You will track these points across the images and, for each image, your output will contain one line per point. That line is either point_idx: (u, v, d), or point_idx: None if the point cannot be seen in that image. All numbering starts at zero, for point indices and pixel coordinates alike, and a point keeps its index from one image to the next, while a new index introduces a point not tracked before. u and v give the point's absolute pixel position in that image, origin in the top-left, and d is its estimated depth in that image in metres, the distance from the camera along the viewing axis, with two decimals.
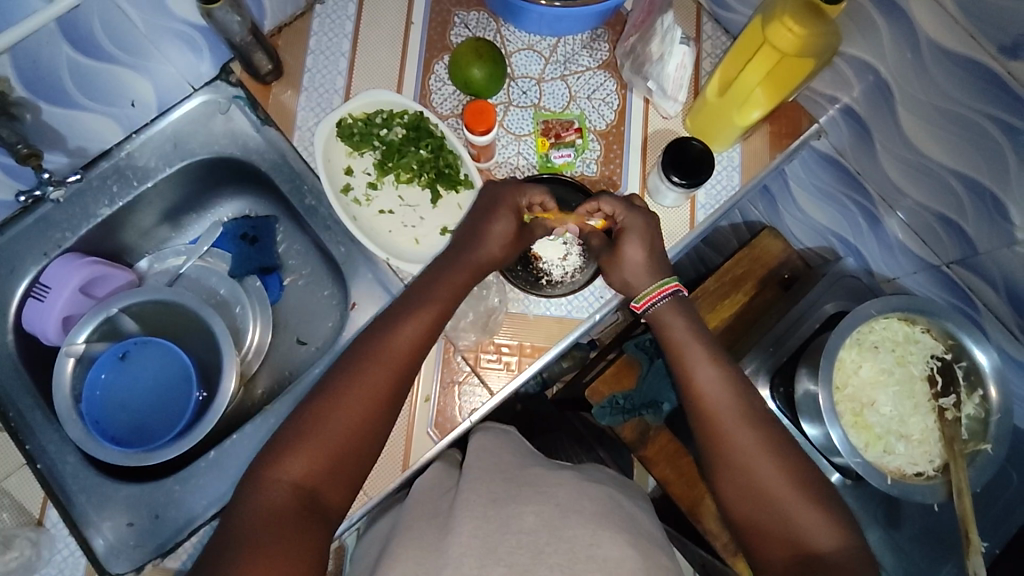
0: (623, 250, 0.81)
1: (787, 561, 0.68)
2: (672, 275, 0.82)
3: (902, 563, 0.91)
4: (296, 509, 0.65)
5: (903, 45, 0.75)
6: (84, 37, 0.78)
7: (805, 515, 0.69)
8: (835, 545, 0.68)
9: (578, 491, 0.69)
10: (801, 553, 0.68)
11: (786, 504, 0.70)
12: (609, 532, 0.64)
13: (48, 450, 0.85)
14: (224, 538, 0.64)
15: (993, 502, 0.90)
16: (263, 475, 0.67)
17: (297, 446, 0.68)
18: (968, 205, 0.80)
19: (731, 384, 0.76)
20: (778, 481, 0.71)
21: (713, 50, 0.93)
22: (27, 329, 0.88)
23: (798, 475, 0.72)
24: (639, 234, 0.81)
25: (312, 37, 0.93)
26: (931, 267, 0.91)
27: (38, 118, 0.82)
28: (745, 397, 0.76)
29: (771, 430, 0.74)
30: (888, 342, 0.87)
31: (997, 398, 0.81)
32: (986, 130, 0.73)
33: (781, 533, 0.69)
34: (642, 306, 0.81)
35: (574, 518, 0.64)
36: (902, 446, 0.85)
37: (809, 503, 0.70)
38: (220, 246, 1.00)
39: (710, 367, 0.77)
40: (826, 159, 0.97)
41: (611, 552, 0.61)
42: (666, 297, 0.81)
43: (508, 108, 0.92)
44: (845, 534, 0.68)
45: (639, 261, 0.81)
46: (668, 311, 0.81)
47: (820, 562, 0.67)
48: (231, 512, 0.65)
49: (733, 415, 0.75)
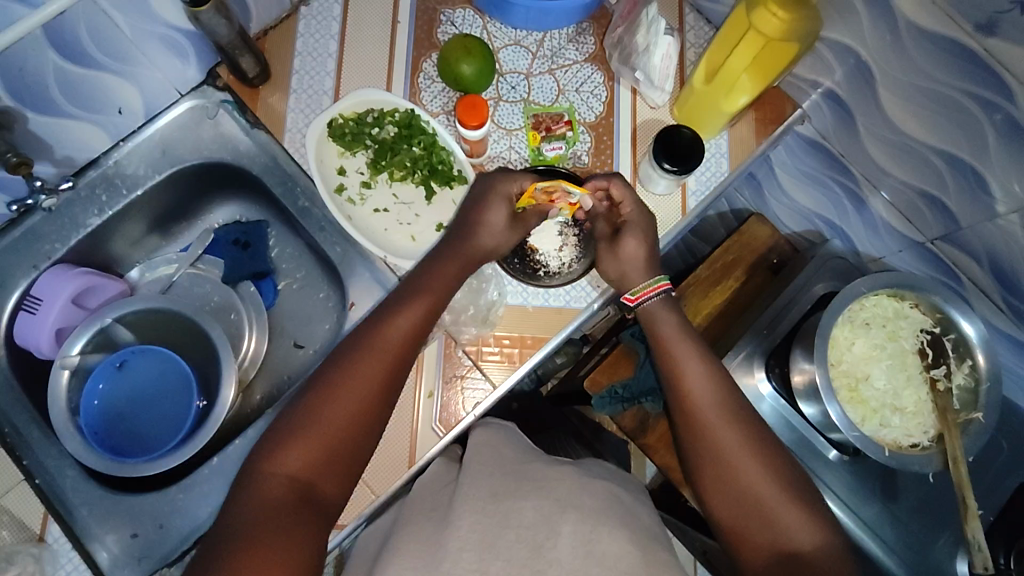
0: (624, 243, 0.82)
1: (767, 559, 0.70)
2: (665, 273, 0.84)
3: (901, 535, 0.93)
4: (291, 502, 0.65)
5: (881, 28, 0.78)
6: (70, 43, 0.77)
7: (786, 513, 0.71)
8: (813, 542, 0.70)
9: (578, 487, 0.69)
10: (782, 547, 0.70)
11: (766, 501, 0.72)
12: (610, 527, 0.64)
13: (47, 464, 0.84)
14: (219, 532, 0.64)
15: (985, 471, 0.93)
16: (260, 469, 0.67)
17: (292, 440, 0.68)
18: (950, 180, 0.82)
19: (717, 381, 0.78)
20: (760, 480, 0.73)
21: (696, 40, 0.95)
22: (21, 343, 0.86)
23: (782, 473, 0.74)
24: (642, 230, 0.83)
25: (299, 38, 0.93)
26: (916, 244, 0.94)
27: (25, 128, 0.81)
28: (729, 392, 0.78)
29: (755, 427, 0.76)
30: (878, 319, 0.89)
31: (985, 367, 0.83)
32: (967, 107, 0.75)
33: (763, 529, 0.71)
34: (636, 299, 0.83)
35: (571, 515, 0.64)
36: (896, 419, 0.87)
37: (789, 501, 0.72)
38: (212, 253, 0.99)
39: (697, 364, 0.79)
40: (811, 144, 1.00)
41: (610, 547, 0.62)
42: (658, 294, 0.83)
43: (498, 103, 0.92)
44: (825, 533, 0.71)
45: (638, 256, 0.82)
46: (660, 309, 0.83)
47: (800, 561, 0.69)
48: (229, 507, 0.65)
49: (721, 413, 0.76)
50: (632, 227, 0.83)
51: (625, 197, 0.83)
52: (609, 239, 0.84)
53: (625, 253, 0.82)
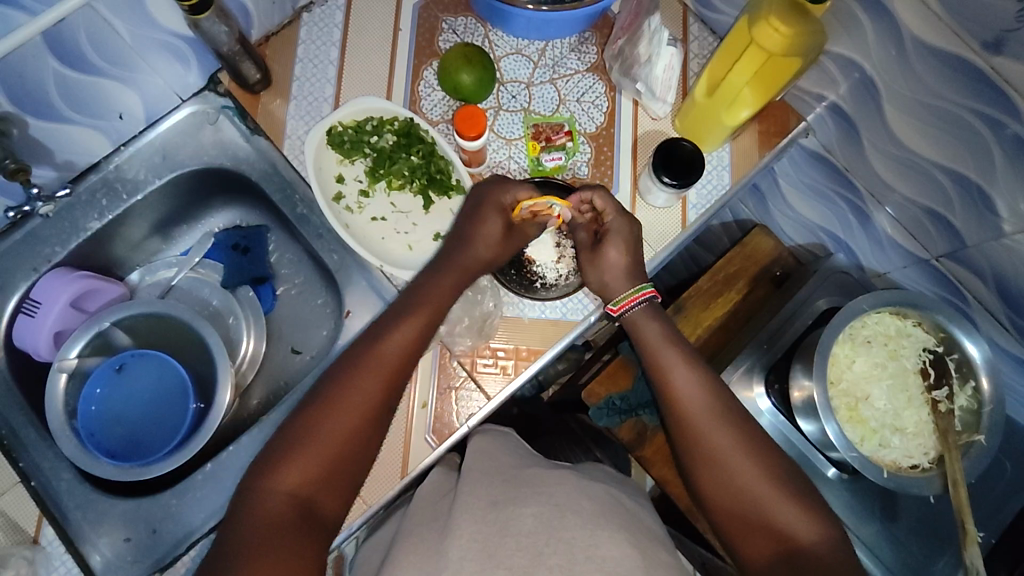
0: (605, 252, 0.82)
1: (771, 557, 0.68)
2: (648, 281, 0.83)
3: (900, 556, 0.92)
4: (292, 518, 0.65)
5: (887, 43, 0.76)
6: (70, 51, 0.78)
7: (784, 509, 0.70)
8: (813, 535, 0.68)
9: (577, 490, 0.67)
10: (784, 546, 0.68)
11: (764, 498, 0.70)
12: (609, 531, 0.62)
13: (42, 467, 0.84)
14: (221, 549, 0.63)
15: (987, 494, 0.91)
16: (260, 485, 0.67)
17: (292, 456, 0.68)
18: (956, 200, 0.81)
19: (706, 385, 0.77)
20: (756, 478, 0.71)
21: (700, 51, 0.94)
22: (19, 346, 0.87)
23: (776, 472, 0.72)
24: (622, 239, 0.82)
25: (300, 45, 0.93)
26: (921, 261, 0.92)
27: (25, 133, 0.81)
28: (719, 395, 0.76)
29: (749, 427, 0.75)
30: (880, 337, 0.88)
31: (988, 389, 0.81)
32: (972, 125, 0.73)
33: (763, 530, 0.69)
34: (619, 310, 0.82)
35: (571, 519, 0.62)
36: (896, 439, 0.85)
37: (786, 498, 0.70)
38: (211, 257, 1.00)
39: (685, 369, 0.78)
40: (816, 157, 0.98)
41: (611, 552, 0.59)
42: (640, 303, 0.81)
43: (498, 113, 0.92)
44: (825, 527, 0.69)
45: (617, 266, 0.82)
46: (643, 318, 0.81)
47: (802, 555, 0.67)
48: (230, 524, 0.65)
49: (712, 417, 0.75)
50: (612, 236, 0.82)
51: (607, 206, 0.83)
52: (589, 249, 0.84)
53: (611, 261, 0.82)
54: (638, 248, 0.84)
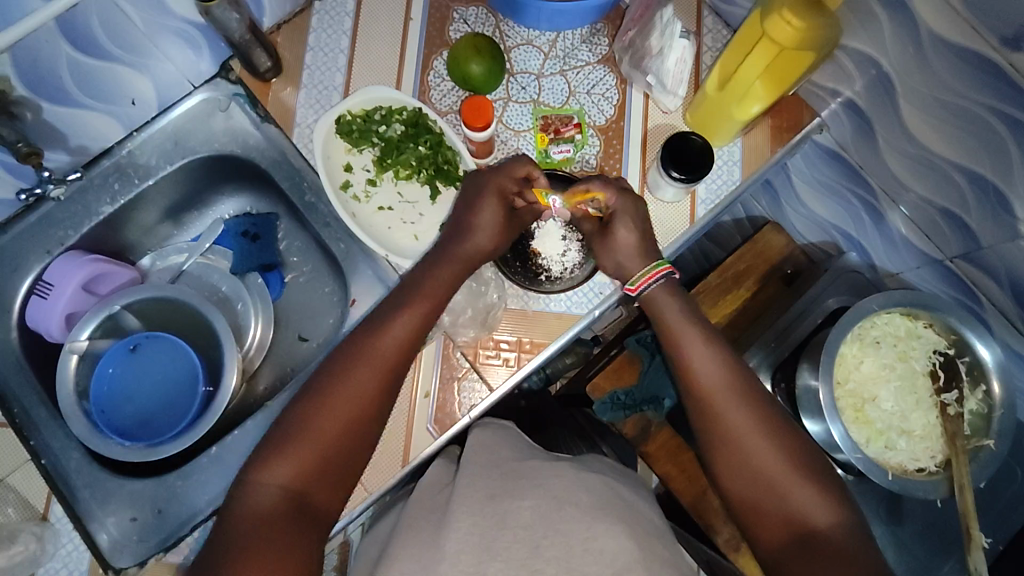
0: (616, 233, 0.80)
1: (782, 538, 0.67)
2: (664, 258, 0.81)
3: (904, 558, 0.91)
4: (286, 510, 0.65)
5: (905, 39, 0.75)
6: (83, 35, 0.79)
7: (801, 493, 0.68)
8: (830, 521, 0.66)
9: (574, 483, 0.65)
10: (797, 528, 0.67)
11: (781, 485, 0.68)
12: (606, 524, 0.60)
13: (52, 445, 0.86)
14: (215, 544, 0.63)
15: (995, 500, 0.90)
16: (251, 479, 0.67)
17: (284, 451, 0.67)
18: (971, 198, 0.79)
19: (726, 365, 0.74)
20: (772, 458, 0.69)
21: (713, 44, 0.93)
22: (31, 325, 0.89)
23: (793, 453, 0.70)
24: (631, 218, 0.80)
25: (311, 33, 0.93)
26: (935, 262, 0.91)
27: (39, 117, 0.83)
28: (739, 375, 0.74)
29: (767, 407, 0.72)
30: (889, 338, 0.86)
31: (999, 394, 0.81)
32: (990, 123, 0.72)
33: (778, 513, 0.68)
34: (636, 290, 0.80)
35: (568, 512, 0.61)
36: (903, 441, 0.84)
37: (802, 480, 0.68)
38: (222, 243, 1.00)
39: (704, 348, 0.75)
40: (829, 153, 0.96)
41: (608, 544, 0.58)
42: (658, 281, 0.79)
43: (507, 104, 0.92)
44: (839, 509, 0.67)
45: (631, 246, 0.80)
46: (663, 295, 0.79)
47: (817, 539, 0.66)
48: (223, 519, 0.65)
49: (729, 396, 0.72)
50: (620, 217, 0.80)
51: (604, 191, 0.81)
52: (601, 233, 0.82)
53: (622, 241, 0.80)
54: (647, 225, 0.82)
